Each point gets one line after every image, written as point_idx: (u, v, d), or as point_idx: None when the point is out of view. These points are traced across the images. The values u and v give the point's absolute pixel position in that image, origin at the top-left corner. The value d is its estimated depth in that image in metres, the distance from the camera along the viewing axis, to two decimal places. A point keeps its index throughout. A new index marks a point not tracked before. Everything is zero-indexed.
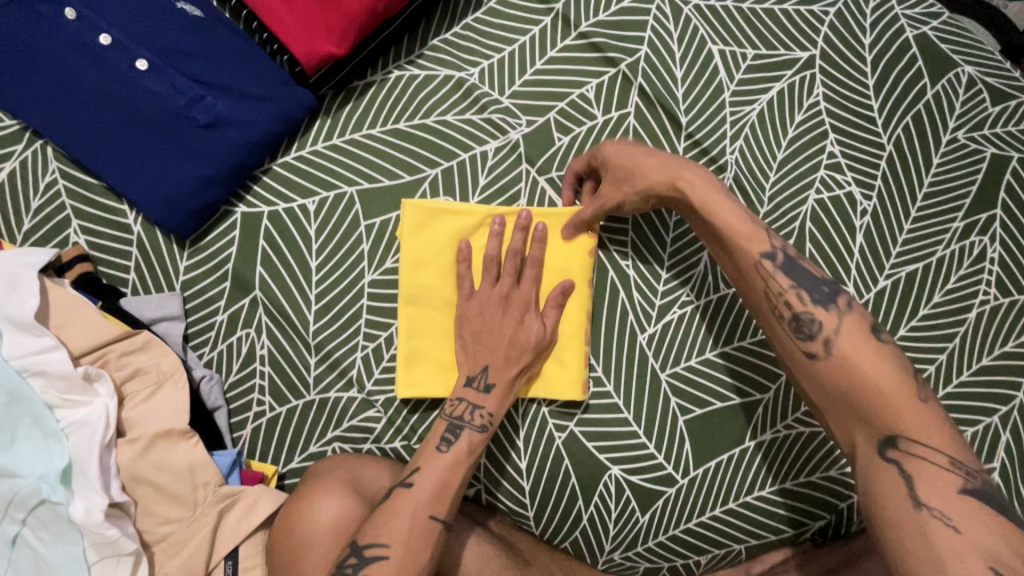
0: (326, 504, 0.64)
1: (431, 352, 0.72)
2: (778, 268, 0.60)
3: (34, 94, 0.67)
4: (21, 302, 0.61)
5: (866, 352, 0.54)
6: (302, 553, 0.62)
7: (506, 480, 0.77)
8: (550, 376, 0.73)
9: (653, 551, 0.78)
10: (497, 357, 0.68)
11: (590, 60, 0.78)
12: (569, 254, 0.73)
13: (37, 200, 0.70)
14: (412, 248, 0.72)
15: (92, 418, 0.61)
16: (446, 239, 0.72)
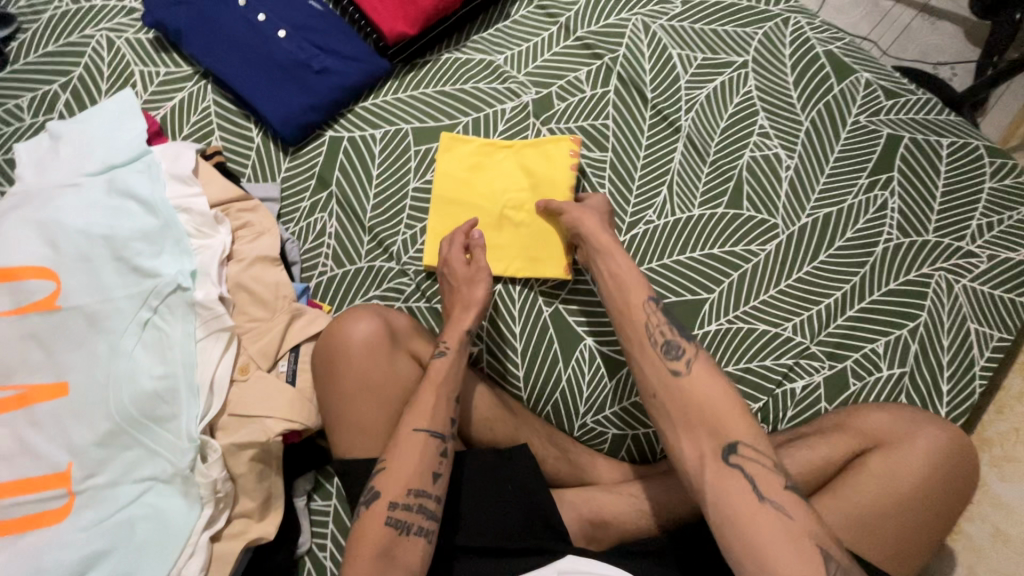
0: (357, 325, 0.80)
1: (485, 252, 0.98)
2: (657, 310, 0.77)
3: (209, 48, 1.01)
4: (182, 168, 0.92)
5: (703, 384, 0.68)
6: (339, 349, 0.79)
7: (502, 344, 0.97)
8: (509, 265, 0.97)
9: (618, 417, 0.95)
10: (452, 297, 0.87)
11: (583, 54, 1.10)
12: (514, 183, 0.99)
13: (195, 116, 1.02)
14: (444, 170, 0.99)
15: (215, 244, 0.88)
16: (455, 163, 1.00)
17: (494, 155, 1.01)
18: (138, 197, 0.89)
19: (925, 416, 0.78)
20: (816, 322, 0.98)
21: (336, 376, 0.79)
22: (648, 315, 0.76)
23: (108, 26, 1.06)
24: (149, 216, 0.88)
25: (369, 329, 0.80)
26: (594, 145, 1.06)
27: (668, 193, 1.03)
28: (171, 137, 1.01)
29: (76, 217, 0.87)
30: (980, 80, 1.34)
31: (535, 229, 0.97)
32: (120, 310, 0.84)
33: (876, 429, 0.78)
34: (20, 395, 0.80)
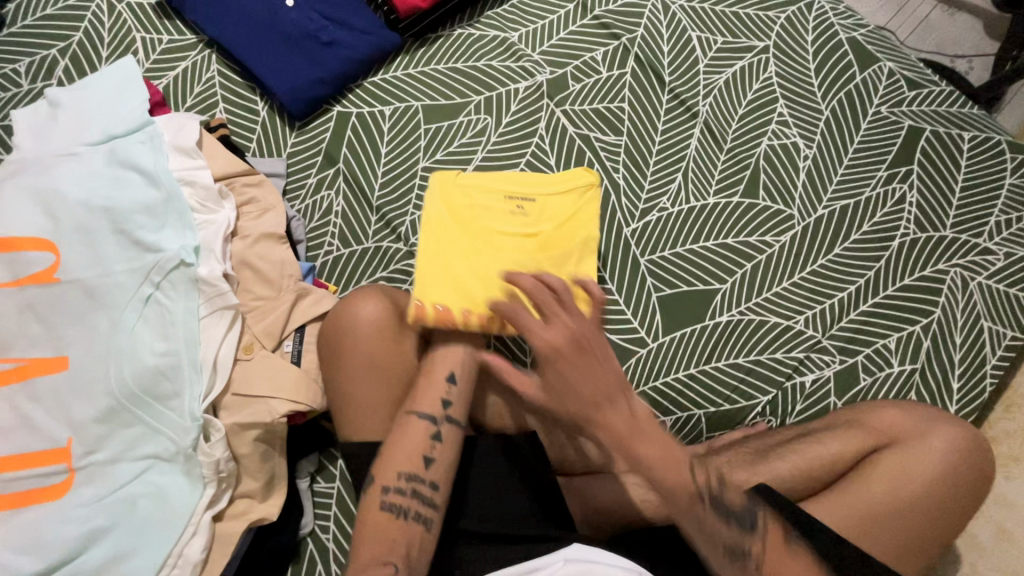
0: (366, 304, 0.75)
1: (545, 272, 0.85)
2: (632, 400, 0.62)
3: (214, 16, 0.98)
4: (186, 140, 0.89)
5: (782, 560, 0.58)
6: (347, 327, 0.74)
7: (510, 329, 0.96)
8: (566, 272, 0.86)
9: None
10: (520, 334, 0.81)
11: (599, 34, 1.07)
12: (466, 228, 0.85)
13: (198, 87, 0.98)
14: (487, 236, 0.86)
15: (219, 220, 0.86)
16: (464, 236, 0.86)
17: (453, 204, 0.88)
18: (140, 169, 0.86)
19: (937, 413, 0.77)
20: (829, 316, 0.97)
21: (343, 353, 0.74)
22: (630, 406, 0.62)
23: None
24: (151, 190, 0.85)
25: (379, 309, 0.75)
26: (609, 128, 1.03)
27: (683, 180, 1.01)
28: (174, 108, 0.98)
29: (74, 188, 0.84)
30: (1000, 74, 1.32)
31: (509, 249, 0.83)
32: (120, 285, 0.82)
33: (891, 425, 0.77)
34: (21, 368, 0.78)
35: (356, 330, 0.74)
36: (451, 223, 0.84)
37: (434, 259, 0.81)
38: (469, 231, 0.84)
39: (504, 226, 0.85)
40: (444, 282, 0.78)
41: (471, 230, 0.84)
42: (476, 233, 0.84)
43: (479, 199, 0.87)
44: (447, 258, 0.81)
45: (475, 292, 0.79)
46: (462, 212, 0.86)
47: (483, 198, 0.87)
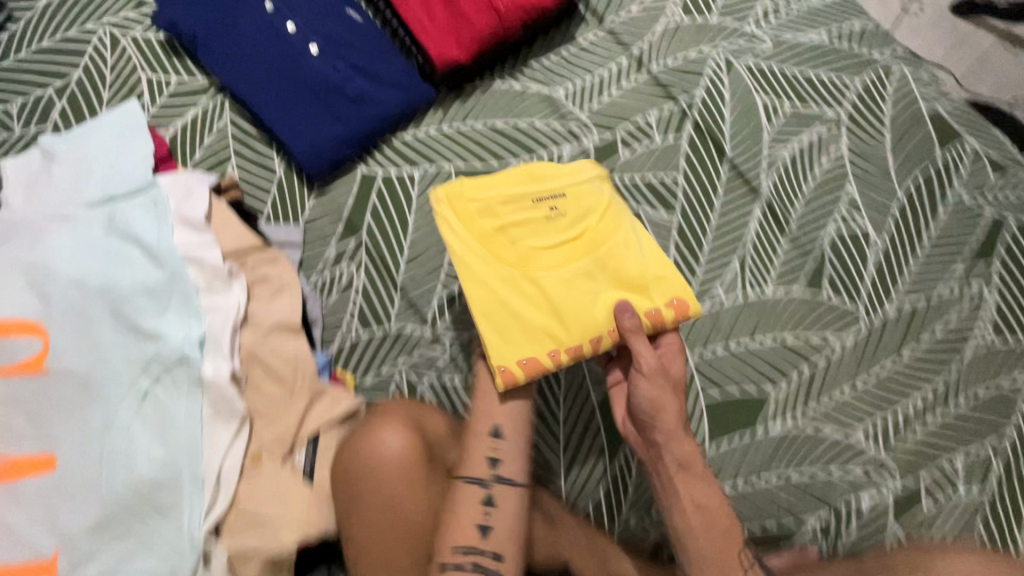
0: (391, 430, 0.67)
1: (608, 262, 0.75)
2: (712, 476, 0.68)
3: (229, 60, 0.87)
4: (193, 209, 0.80)
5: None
6: (367, 461, 0.66)
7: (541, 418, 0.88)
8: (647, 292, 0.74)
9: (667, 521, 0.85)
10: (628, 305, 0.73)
11: (655, 93, 0.96)
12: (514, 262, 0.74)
13: (209, 138, 0.89)
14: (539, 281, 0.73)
15: (228, 304, 0.77)
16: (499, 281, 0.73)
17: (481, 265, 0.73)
18: (141, 243, 0.77)
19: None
20: (890, 430, 0.88)
21: (361, 496, 0.66)
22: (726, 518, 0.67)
23: (111, 19, 0.90)
24: (153, 268, 0.76)
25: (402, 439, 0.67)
26: (660, 204, 0.93)
27: (739, 268, 0.91)
28: (181, 162, 0.88)
29: (69, 264, 0.75)
30: None
31: (565, 295, 0.73)
32: (116, 375, 0.73)
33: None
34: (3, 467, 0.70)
35: (378, 466, 0.66)
36: (486, 260, 0.73)
37: (483, 285, 0.72)
38: (510, 261, 0.73)
39: (540, 241, 0.75)
40: (522, 335, 0.71)
41: (517, 259, 0.74)
42: (520, 266, 0.74)
43: (505, 217, 0.75)
44: (500, 307, 0.72)
45: (560, 319, 0.72)
46: (493, 240, 0.74)
47: (512, 213, 0.75)
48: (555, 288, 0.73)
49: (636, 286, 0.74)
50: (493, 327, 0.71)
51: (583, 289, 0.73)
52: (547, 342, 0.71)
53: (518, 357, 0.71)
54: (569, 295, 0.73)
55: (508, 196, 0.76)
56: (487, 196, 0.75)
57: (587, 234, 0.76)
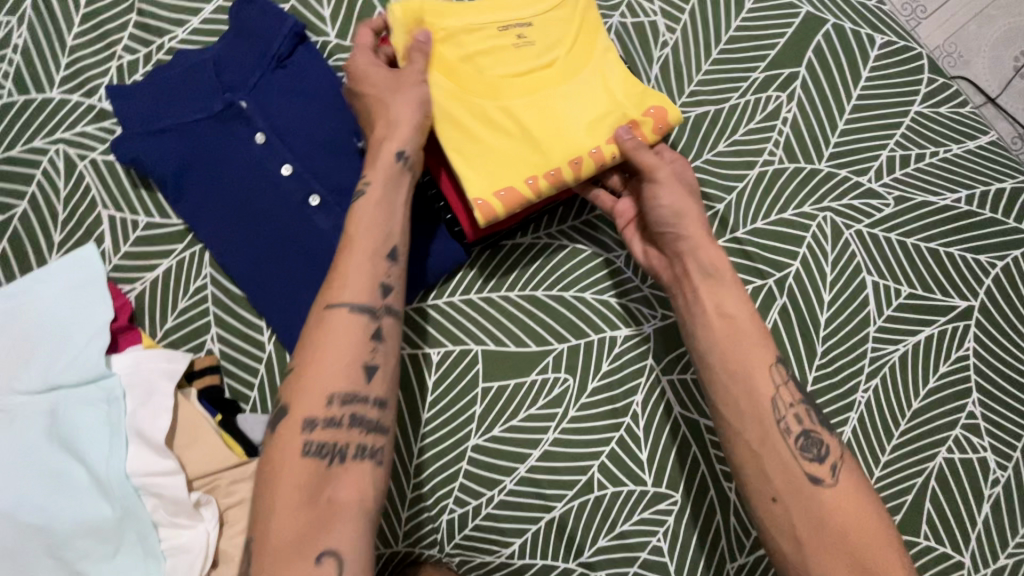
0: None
1: (595, 75, 0.71)
2: (786, 377, 0.60)
3: (211, 207, 0.70)
4: (154, 419, 0.64)
5: (852, 499, 0.54)
6: None
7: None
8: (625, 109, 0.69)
9: None
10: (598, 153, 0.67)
11: (738, 265, 0.77)
12: (478, 147, 0.67)
13: (184, 301, 0.72)
14: (517, 124, 0.68)
15: (195, 544, 0.62)
16: (486, 166, 0.67)
17: (468, 173, 0.66)
18: (88, 464, 0.62)
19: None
20: None
21: None
22: (777, 382, 0.59)
23: (67, 137, 0.73)
24: (103, 497, 0.61)
25: None
26: None
27: None
28: (148, 330, 0.72)
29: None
30: None
31: (521, 133, 0.68)
32: None
33: None
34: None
35: None
36: (451, 96, 0.68)
37: (458, 150, 0.67)
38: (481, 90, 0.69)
39: (505, 68, 0.69)
40: (501, 162, 0.67)
41: (492, 85, 0.69)
42: (497, 93, 0.69)
43: (471, 44, 0.69)
44: (496, 115, 0.68)
45: (536, 146, 0.67)
46: (462, 81, 0.69)
47: (475, 46, 0.69)
48: (519, 153, 0.67)
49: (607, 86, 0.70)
50: (474, 163, 0.66)
51: (549, 100, 0.69)
52: (525, 169, 0.66)
53: (496, 187, 0.66)
54: (540, 116, 0.68)
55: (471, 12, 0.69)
56: (443, 37, 0.69)
57: (557, 66, 0.70)
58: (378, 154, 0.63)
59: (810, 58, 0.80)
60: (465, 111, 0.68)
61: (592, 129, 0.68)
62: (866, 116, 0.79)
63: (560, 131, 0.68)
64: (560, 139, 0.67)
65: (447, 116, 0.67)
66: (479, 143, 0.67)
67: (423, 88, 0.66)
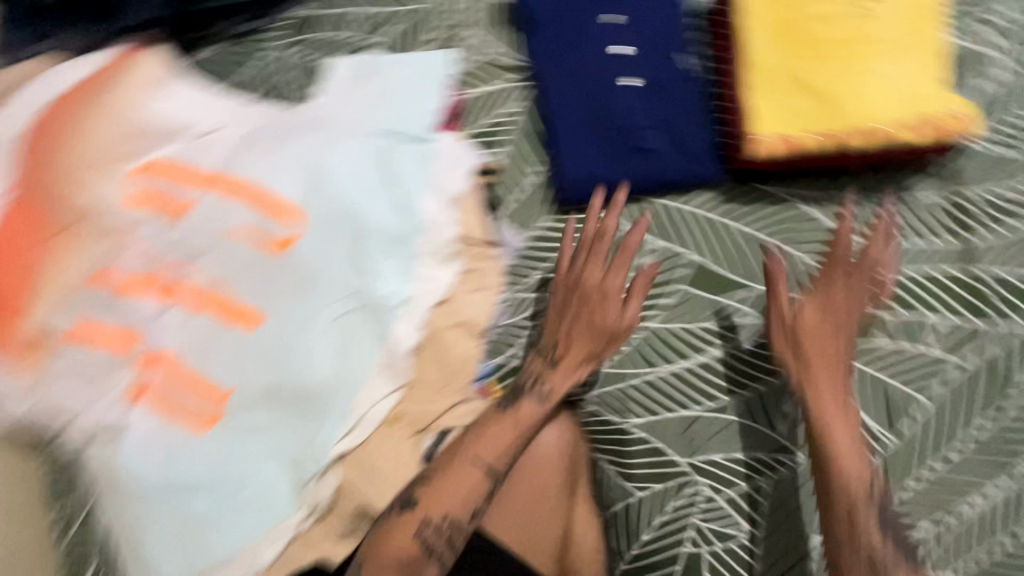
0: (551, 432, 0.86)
1: (912, 62, 0.76)
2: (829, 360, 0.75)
3: (551, 55, 0.87)
4: (454, 183, 0.86)
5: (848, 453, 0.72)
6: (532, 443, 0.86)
7: (627, 533, 0.83)
8: (923, 104, 0.75)
9: None
10: (883, 135, 0.76)
11: (958, 300, 0.82)
12: (782, 93, 0.77)
13: (495, 116, 0.91)
14: (823, 84, 0.76)
15: (437, 281, 0.83)
16: (783, 111, 0.77)
17: (767, 115, 0.77)
18: (396, 194, 0.85)
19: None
20: None
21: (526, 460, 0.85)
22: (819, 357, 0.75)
23: None
24: (394, 218, 0.84)
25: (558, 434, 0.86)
26: (884, 416, 0.80)
27: (933, 534, 0.78)
28: (463, 125, 0.91)
29: (342, 179, 0.85)
30: None
31: (822, 93, 0.76)
32: (327, 287, 0.83)
33: None
34: (235, 307, 0.86)
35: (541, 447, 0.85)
36: (775, 45, 0.78)
37: (766, 92, 0.78)
38: (805, 46, 0.77)
39: (831, 33, 0.76)
40: (794, 107, 0.76)
41: (807, 45, 0.77)
42: (814, 54, 0.77)
43: (808, 4, 0.77)
44: (797, 73, 0.77)
45: (833, 109, 0.76)
46: (791, 31, 0.78)
47: (810, 6, 0.77)
48: (815, 109, 0.76)
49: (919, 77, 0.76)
50: (771, 101, 0.77)
51: (857, 71, 0.76)
52: (814, 126, 0.76)
53: (783, 131, 0.77)
54: (848, 84, 0.76)
55: None
56: None
57: (880, 43, 0.76)
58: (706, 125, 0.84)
59: None
60: (780, 59, 0.78)
61: (890, 113, 0.75)
62: None
63: (859, 102, 0.75)
64: (857, 110, 0.75)
65: (765, 60, 0.78)
66: (784, 90, 0.77)
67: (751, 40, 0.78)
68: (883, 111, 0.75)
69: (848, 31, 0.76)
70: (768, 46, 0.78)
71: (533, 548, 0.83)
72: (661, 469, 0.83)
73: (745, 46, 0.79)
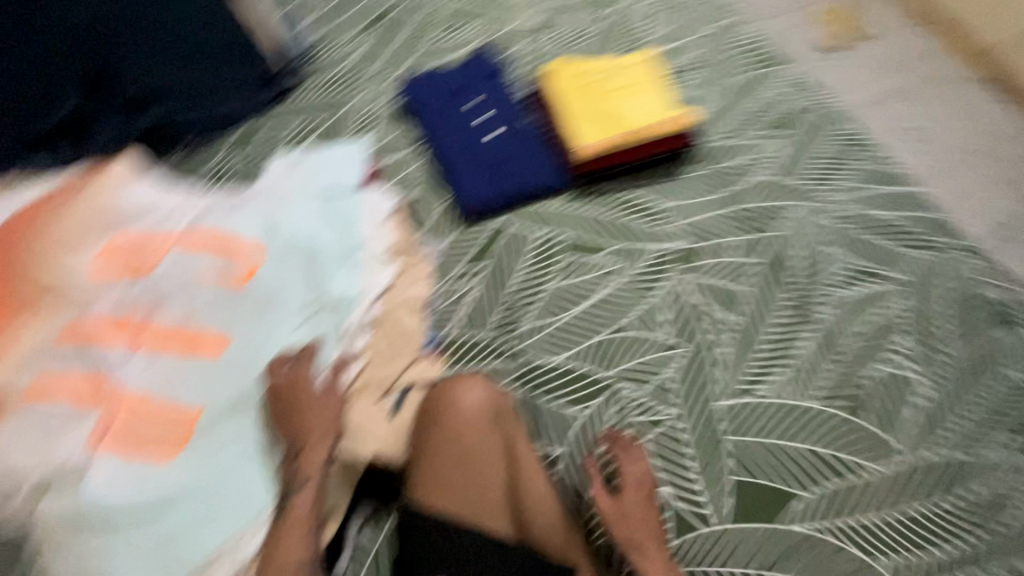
0: (470, 392, 0.88)
1: (655, 92, 1.22)
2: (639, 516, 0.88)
3: (435, 128, 1.24)
4: (382, 213, 1.13)
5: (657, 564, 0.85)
6: (451, 401, 0.88)
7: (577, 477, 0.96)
8: (669, 111, 1.20)
9: None
10: (650, 133, 1.18)
11: (742, 226, 1.18)
12: (585, 118, 1.19)
13: (404, 171, 1.22)
14: (607, 110, 1.19)
15: (379, 279, 1.06)
16: (589, 129, 1.18)
17: (579, 132, 1.18)
18: (340, 226, 1.09)
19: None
20: (905, 567, 0.91)
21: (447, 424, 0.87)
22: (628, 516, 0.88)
23: (371, 89, 1.33)
24: (341, 242, 1.08)
25: (479, 394, 0.88)
26: (728, 307, 1.10)
27: (792, 379, 1.03)
28: (379, 180, 1.21)
29: (289, 221, 1.08)
30: None
31: (609, 115, 1.19)
32: (288, 302, 1.02)
33: None
34: (186, 337, 0.98)
35: (460, 407, 0.87)
36: (574, 96, 1.22)
37: (575, 120, 1.19)
38: (592, 92, 1.22)
39: (604, 84, 1.22)
40: (595, 125, 1.18)
41: (593, 91, 1.22)
42: (598, 96, 1.21)
43: (587, 72, 1.24)
44: (591, 107, 1.20)
45: (617, 122, 1.18)
46: (583, 86, 1.23)
47: (589, 73, 1.24)
48: (607, 124, 1.18)
49: (662, 98, 1.21)
50: (580, 125, 1.18)
51: (625, 101, 1.21)
52: (610, 133, 1.17)
53: (592, 139, 1.17)
54: (622, 108, 1.20)
55: (590, 61, 1.26)
56: (573, 69, 1.25)
57: (634, 86, 1.23)
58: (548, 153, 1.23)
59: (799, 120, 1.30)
60: (579, 102, 1.21)
61: (650, 120, 1.19)
62: (831, 158, 1.25)
63: (631, 116, 1.19)
64: (631, 121, 1.18)
65: (570, 104, 1.21)
66: (586, 117, 1.19)
67: (559, 94, 1.22)
68: (645, 119, 1.19)
69: (614, 82, 1.23)
70: (570, 96, 1.22)
71: (481, 513, 0.83)
72: (593, 390, 1.02)
73: (557, 99, 1.22)
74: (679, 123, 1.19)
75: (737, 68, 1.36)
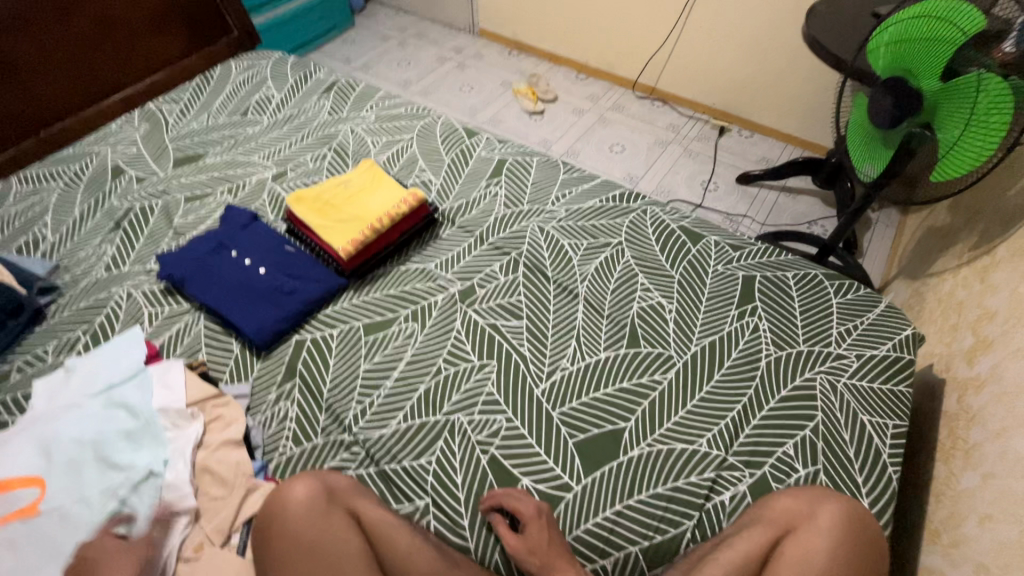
0: (298, 488, 0.90)
1: (384, 188, 1.46)
2: (542, 532, 0.94)
3: (204, 287, 1.30)
4: (174, 375, 1.12)
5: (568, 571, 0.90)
6: (283, 507, 0.88)
7: (449, 516, 1.02)
8: (400, 196, 1.43)
9: (578, 544, 0.99)
10: (391, 214, 1.39)
11: (496, 253, 1.42)
12: (335, 229, 1.38)
13: (188, 339, 1.27)
14: (351, 215, 1.40)
15: (187, 433, 1.04)
16: (341, 234, 1.37)
17: (334, 239, 1.36)
18: (129, 407, 1.06)
19: (827, 490, 0.90)
20: (727, 435, 1.09)
21: (286, 529, 0.87)
22: (532, 536, 0.94)
23: (130, 282, 1.37)
24: (132, 420, 1.04)
25: (307, 487, 0.90)
26: (512, 316, 1.30)
27: (580, 344, 1.24)
28: (166, 355, 1.24)
29: (73, 428, 1.02)
30: (844, 222, 1.81)
31: (353, 218, 1.39)
32: (86, 505, 0.93)
33: (787, 513, 0.89)
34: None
35: (292, 507, 0.88)
36: (320, 216, 1.42)
37: (328, 233, 1.38)
38: (333, 208, 1.42)
39: (342, 199, 1.44)
40: (345, 230, 1.37)
41: (335, 208, 1.43)
42: (340, 209, 1.42)
43: (325, 194, 1.46)
44: (337, 219, 1.40)
45: (362, 220, 1.38)
46: (325, 206, 1.43)
47: (326, 195, 1.46)
48: (354, 224, 1.38)
49: (391, 190, 1.45)
50: (332, 235, 1.37)
51: (363, 203, 1.43)
52: (358, 230, 1.37)
53: (346, 240, 1.35)
54: (362, 209, 1.41)
55: (325, 186, 1.48)
56: (312, 197, 1.45)
57: (366, 190, 1.46)
58: (317, 266, 1.36)
59: (503, 166, 1.64)
60: (326, 218, 1.41)
61: (387, 207, 1.41)
62: (540, 181, 1.60)
63: (371, 211, 1.40)
64: (372, 213, 1.39)
65: (319, 222, 1.40)
66: (336, 227, 1.39)
67: (307, 219, 1.40)
68: (383, 208, 1.40)
69: (349, 194, 1.45)
70: (317, 217, 1.41)
71: None
72: (432, 434, 1.11)
73: (307, 224, 1.41)
74: (411, 200, 1.42)
75: (447, 149, 1.71)
